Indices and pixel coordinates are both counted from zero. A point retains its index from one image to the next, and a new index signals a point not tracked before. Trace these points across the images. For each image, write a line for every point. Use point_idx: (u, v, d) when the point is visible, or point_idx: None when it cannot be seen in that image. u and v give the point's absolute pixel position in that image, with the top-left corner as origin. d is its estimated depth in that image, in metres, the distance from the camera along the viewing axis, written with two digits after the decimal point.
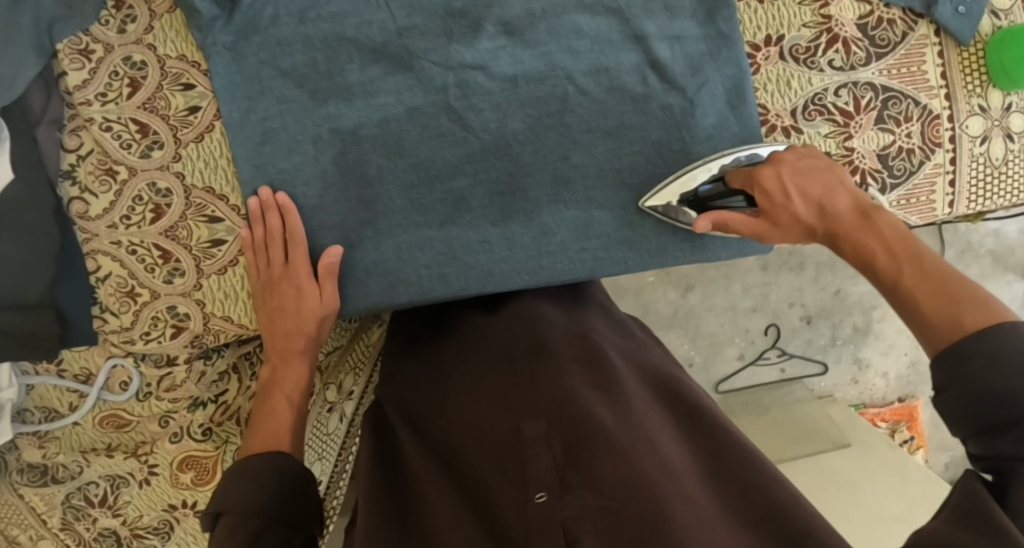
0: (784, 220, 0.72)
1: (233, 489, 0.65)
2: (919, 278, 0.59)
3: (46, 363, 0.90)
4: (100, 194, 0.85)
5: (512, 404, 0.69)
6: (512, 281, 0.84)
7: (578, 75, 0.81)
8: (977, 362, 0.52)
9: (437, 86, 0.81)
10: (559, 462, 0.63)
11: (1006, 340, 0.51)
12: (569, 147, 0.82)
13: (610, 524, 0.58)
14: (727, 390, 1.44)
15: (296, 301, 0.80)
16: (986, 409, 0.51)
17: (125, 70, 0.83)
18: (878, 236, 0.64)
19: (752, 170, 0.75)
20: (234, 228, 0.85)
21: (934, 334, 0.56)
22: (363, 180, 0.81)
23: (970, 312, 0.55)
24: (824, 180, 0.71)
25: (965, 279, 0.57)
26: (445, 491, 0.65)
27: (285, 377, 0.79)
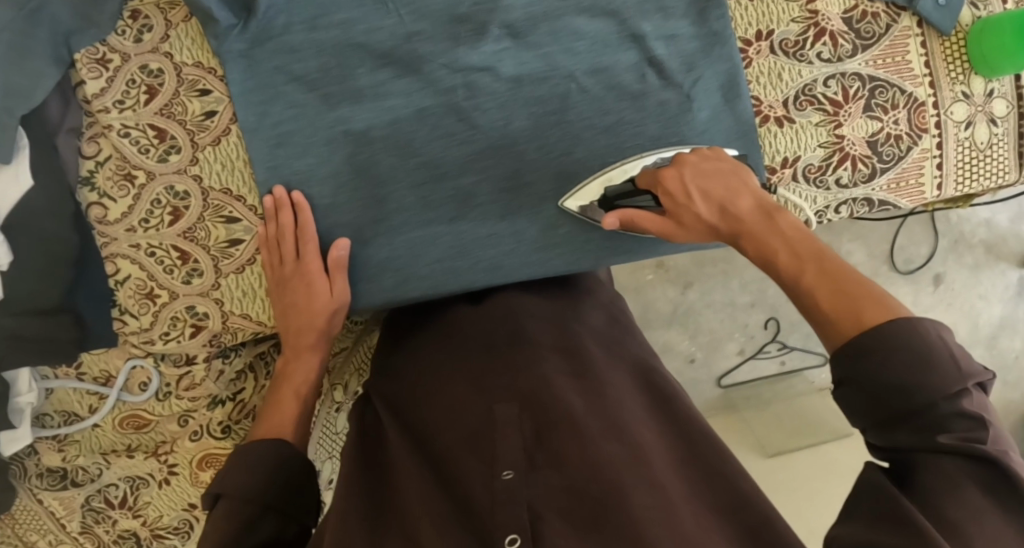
0: (688, 221, 0.71)
1: (233, 475, 0.69)
2: (821, 278, 0.62)
3: (66, 366, 0.92)
4: (118, 199, 0.87)
5: (487, 393, 0.75)
6: (521, 273, 0.85)
7: (579, 74, 0.83)
8: (874, 359, 0.56)
9: (444, 87, 0.81)
10: (528, 445, 0.69)
11: (901, 336, 0.56)
12: (572, 143, 0.83)
13: (568, 501, 0.64)
14: (729, 385, 1.48)
15: (307, 296, 0.81)
16: (886, 403, 0.57)
17: (142, 78, 0.86)
18: (769, 233, 0.66)
19: (660, 168, 0.74)
20: (251, 227, 0.87)
21: (837, 332, 0.59)
22: (374, 180, 0.83)
23: (869, 311, 0.58)
24: (726, 180, 0.71)
25: (866, 278, 0.61)
26: (420, 468, 0.71)
27: (293, 368, 0.83)
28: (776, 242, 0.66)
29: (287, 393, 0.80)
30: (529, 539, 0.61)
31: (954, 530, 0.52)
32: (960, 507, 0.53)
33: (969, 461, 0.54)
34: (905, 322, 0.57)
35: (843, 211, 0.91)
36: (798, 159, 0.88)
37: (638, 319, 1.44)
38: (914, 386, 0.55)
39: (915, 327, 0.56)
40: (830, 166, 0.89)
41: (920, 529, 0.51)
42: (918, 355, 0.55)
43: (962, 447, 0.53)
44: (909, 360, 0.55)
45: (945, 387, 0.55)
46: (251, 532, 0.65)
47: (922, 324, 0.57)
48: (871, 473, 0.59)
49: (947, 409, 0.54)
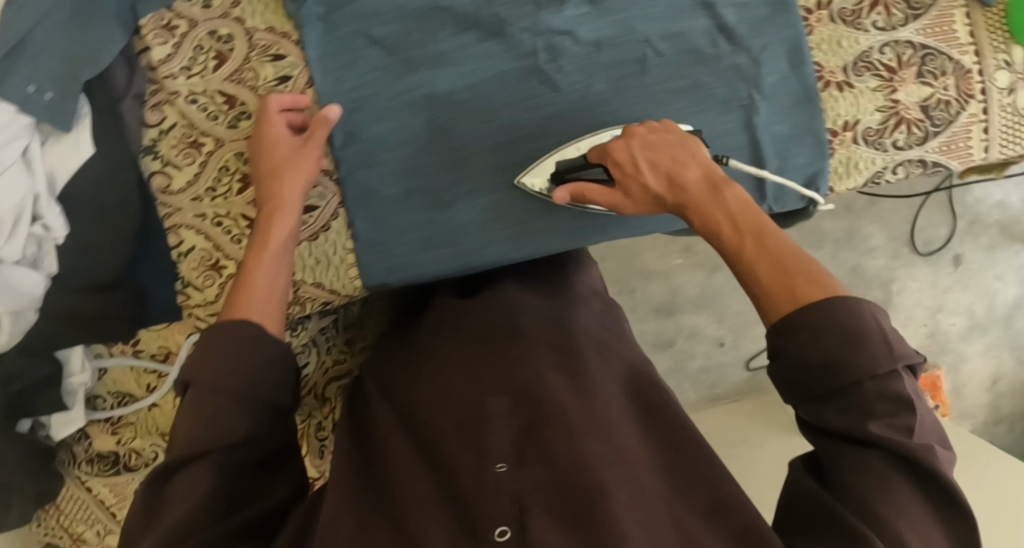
0: (632, 198, 0.73)
1: (202, 360, 0.65)
2: (758, 256, 0.64)
3: (123, 344, 0.91)
4: (183, 167, 0.85)
5: (480, 387, 0.75)
6: (601, 235, 0.86)
7: (655, 39, 0.85)
8: (803, 333, 0.59)
9: (526, 50, 0.82)
10: (519, 439, 0.68)
11: (825, 313, 0.59)
12: (649, 106, 0.85)
13: (554, 495, 0.64)
14: (757, 367, 1.51)
15: (292, 172, 0.77)
16: (812, 377, 0.59)
17: (211, 44, 0.84)
18: (702, 211, 0.68)
19: (606, 147, 0.74)
20: (325, 193, 0.83)
21: (772, 304, 0.62)
22: (455, 143, 0.82)
23: (807, 290, 0.61)
24: (675, 150, 0.71)
25: (805, 258, 0.63)
26: (413, 458, 0.71)
27: (255, 266, 0.73)
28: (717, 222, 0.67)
29: (252, 296, 0.71)
30: (518, 532, 0.61)
31: (888, 527, 0.54)
32: (886, 502, 0.55)
33: (890, 458, 0.56)
34: (839, 303, 0.59)
35: (899, 172, 0.94)
36: (857, 123, 0.92)
37: (667, 303, 1.46)
38: (841, 361, 0.58)
39: (845, 309, 0.59)
40: (886, 130, 0.92)
41: (854, 532, 0.54)
42: (845, 333, 0.58)
43: (883, 441, 0.55)
44: (837, 339, 0.58)
45: (873, 366, 0.57)
46: (212, 428, 0.63)
47: (854, 304, 0.59)
48: (797, 474, 0.62)
49: (873, 389, 0.57)
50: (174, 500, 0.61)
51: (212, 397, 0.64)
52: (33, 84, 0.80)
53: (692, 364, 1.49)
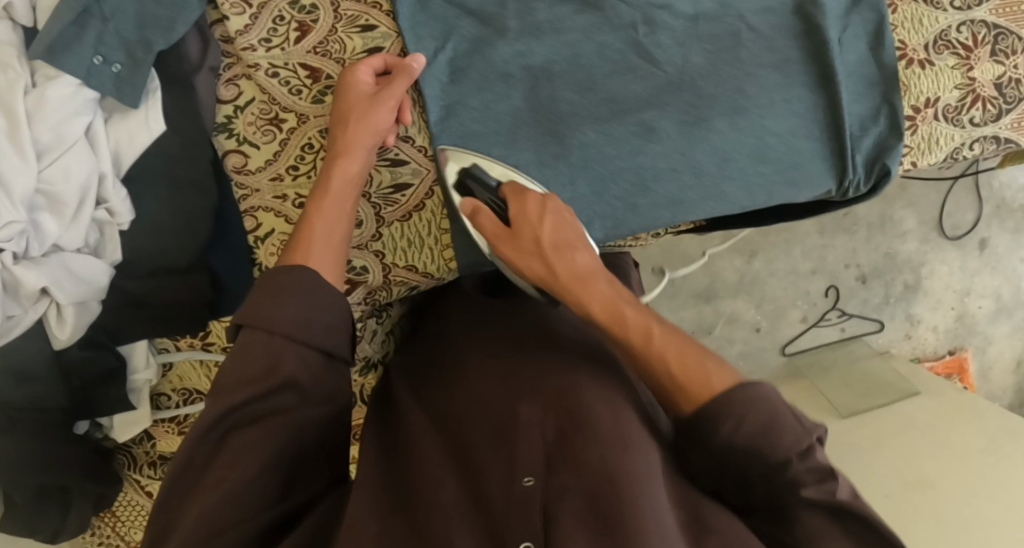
0: (534, 269, 0.70)
1: (254, 299, 0.63)
2: (667, 342, 0.61)
3: (192, 336, 0.88)
4: (262, 145, 0.81)
5: (514, 397, 0.67)
6: (700, 209, 0.84)
7: (749, 14, 0.84)
8: (728, 421, 0.55)
9: (625, 24, 0.81)
10: (550, 448, 0.60)
11: (743, 397, 0.56)
12: (744, 79, 0.83)
13: (588, 510, 0.54)
14: (793, 352, 1.51)
15: (362, 117, 0.74)
16: (745, 462, 0.56)
17: (292, 13, 0.78)
18: (606, 295, 0.65)
19: (519, 195, 0.72)
20: (419, 169, 0.80)
21: (688, 400, 0.58)
22: (554, 116, 0.81)
23: (719, 379, 0.58)
24: (568, 229, 0.70)
25: (708, 348, 0.61)
26: (438, 470, 0.63)
27: (309, 214, 0.71)
28: (623, 308, 0.64)
29: (313, 242, 0.69)
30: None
31: None
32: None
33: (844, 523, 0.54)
34: (743, 391, 0.56)
35: (975, 149, 0.97)
36: (938, 100, 0.93)
37: (705, 289, 1.47)
38: (765, 446, 0.55)
39: (756, 392, 0.56)
40: (963, 106, 0.94)
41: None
42: (764, 421, 0.55)
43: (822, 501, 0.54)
44: (759, 425, 0.55)
45: (796, 445, 0.54)
46: (273, 372, 0.61)
47: (767, 389, 0.56)
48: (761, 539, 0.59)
49: (802, 465, 0.54)
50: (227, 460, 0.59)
51: (261, 345, 0.61)
52: (99, 55, 0.74)
53: (731, 350, 1.49)
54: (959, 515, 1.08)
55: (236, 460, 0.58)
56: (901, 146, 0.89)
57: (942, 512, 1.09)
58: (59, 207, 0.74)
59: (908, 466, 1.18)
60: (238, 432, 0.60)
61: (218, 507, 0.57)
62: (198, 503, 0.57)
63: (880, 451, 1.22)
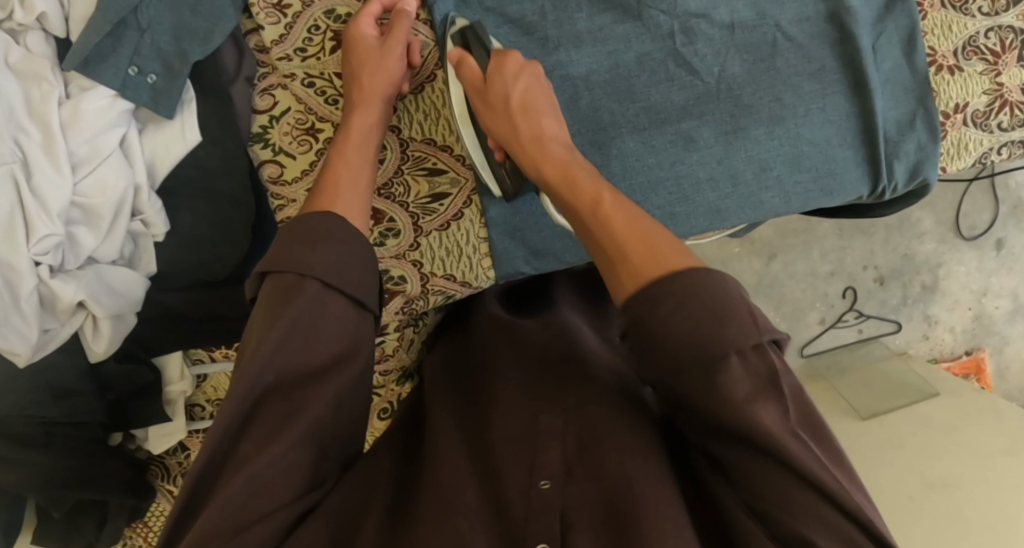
0: (499, 128, 0.69)
1: (281, 248, 0.61)
2: (617, 213, 0.59)
3: (228, 348, 0.87)
4: (297, 155, 0.80)
5: (534, 400, 0.69)
6: (737, 216, 0.87)
7: (785, 23, 0.85)
8: (669, 304, 0.52)
9: (663, 33, 0.83)
10: (569, 454, 0.63)
11: (686, 280, 0.53)
12: (781, 89, 0.85)
13: (599, 516, 0.58)
14: (810, 354, 1.53)
15: (376, 72, 0.73)
16: (689, 346, 0.51)
17: (328, 23, 0.79)
18: (561, 161, 0.65)
19: (502, 52, 0.71)
20: (457, 178, 0.80)
21: (629, 275, 0.55)
22: (595, 126, 0.82)
23: (667, 256, 0.55)
24: (544, 100, 0.70)
25: (654, 223, 0.58)
26: (458, 460, 0.65)
27: (335, 163, 0.68)
28: (577, 172, 0.64)
29: (341, 191, 0.66)
30: None
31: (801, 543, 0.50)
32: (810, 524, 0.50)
33: (803, 481, 0.50)
34: (697, 277, 0.53)
35: (1003, 153, 0.97)
36: (967, 105, 0.93)
37: None
38: (704, 342, 0.51)
39: (702, 278, 0.53)
40: (992, 112, 0.94)
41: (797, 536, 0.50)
42: (715, 307, 0.52)
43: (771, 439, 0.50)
44: (706, 307, 0.52)
45: (743, 340, 0.51)
46: (305, 324, 0.58)
47: (719, 280, 0.54)
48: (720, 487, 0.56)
49: (738, 367, 0.51)
50: (257, 431, 0.56)
51: (296, 295, 0.59)
52: (135, 66, 0.74)
53: None
54: (979, 515, 1.08)
55: (274, 436, 0.55)
56: (937, 150, 0.90)
57: (963, 516, 1.08)
58: (94, 221, 0.74)
59: (928, 467, 1.18)
60: (272, 403, 0.57)
61: (250, 492, 0.54)
62: (233, 483, 0.54)
63: (899, 454, 1.22)
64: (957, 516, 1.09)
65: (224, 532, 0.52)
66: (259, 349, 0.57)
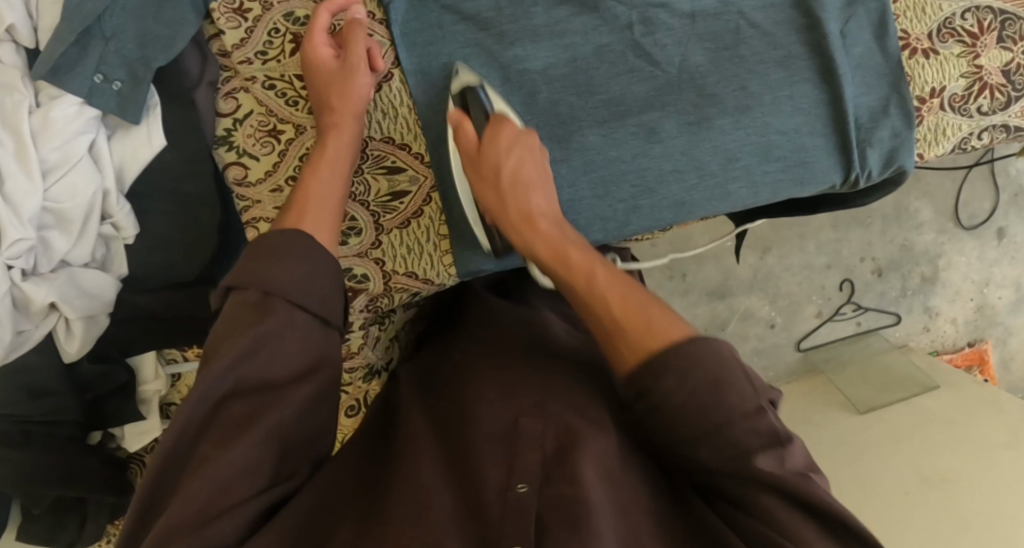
0: (490, 202, 0.71)
1: (247, 264, 0.61)
2: (611, 289, 0.62)
3: (197, 348, 0.90)
4: (260, 157, 0.82)
5: (512, 401, 0.65)
6: (704, 209, 0.86)
7: (749, 10, 0.84)
8: (671, 375, 0.55)
9: (622, 24, 0.83)
10: (549, 459, 0.59)
11: (682, 349, 0.55)
12: (746, 77, 0.84)
13: (573, 518, 0.53)
14: (808, 348, 1.51)
15: (342, 89, 0.75)
16: (700, 411, 0.54)
17: (287, 26, 0.81)
18: (554, 239, 0.67)
19: (498, 122, 0.72)
20: (416, 176, 0.82)
21: (628, 346, 0.58)
22: (555, 120, 0.82)
23: (658, 324, 0.58)
24: (538, 172, 0.71)
25: (652, 299, 0.60)
26: (429, 463, 0.62)
27: (309, 176, 0.70)
28: (570, 250, 0.66)
29: (311, 206, 0.67)
30: None
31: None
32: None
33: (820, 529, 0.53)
34: (693, 345, 0.55)
35: (984, 138, 0.95)
36: (944, 89, 0.91)
37: (719, 286, 1.47)
38: (708, 404, 0.54)
39: (704, 349, 0.55)
40: (971, 95, 0.92)
41: None
42: (712, 376, 0.54)
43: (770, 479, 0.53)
44: (706, 378, 0.54)
45: (745, 405, 0.54)
46: (269, 339, 0.59)
47: (716, 347, 0.56)
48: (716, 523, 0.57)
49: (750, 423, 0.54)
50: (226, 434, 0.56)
51: (266, 312, 0.59)
52: (100, 74, 0.76)
53: (747, 346, 1.49)
54: (977, 510, 1.04)
55: (236, 437, 0.56)
56: (912, 136, 0.89)
57: (963, 510, 1.04)
58: (66, 225, 0.76)
59: (926, 462, 1.15)
60: (234, 404, 0.58)
61: (212, 489, 0.54)
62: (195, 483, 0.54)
63: (896, 448, 1.20)
64: (953, 509, 1.05)
65: (185, 528, 0.52)
66: (220, 358, 0.57)
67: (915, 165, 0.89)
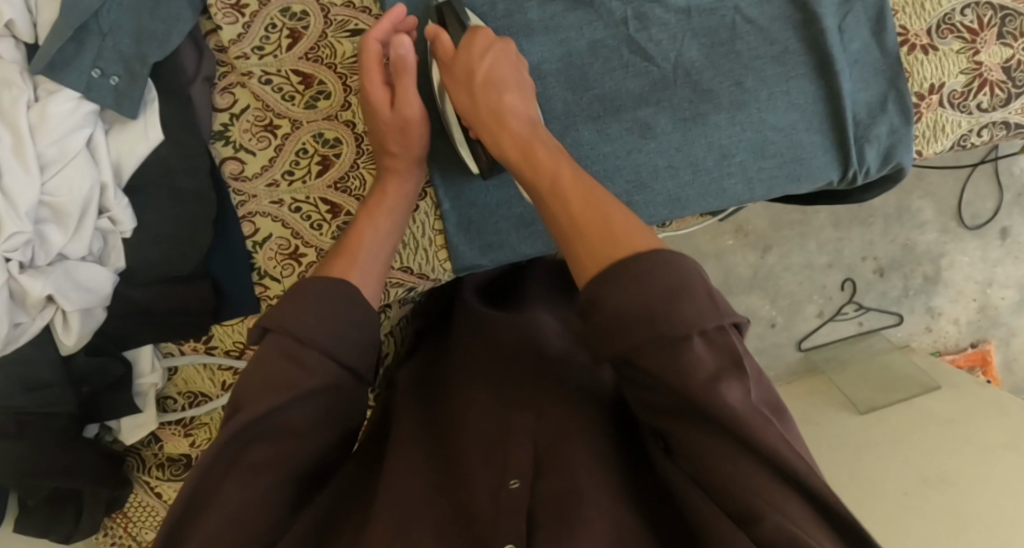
0: (462, 100, 0.73)
1: (289, 310, 0.60)
2: (573, 189, 0.61)
3: (195, 341, 0.90)
4: (257, 152, 0.83)
5: (504, 403, 0.67)
6: (698, 205, 0.86)
7: (744, 5, 0.84)
8: (629, 281, 0.52)
9: (616, 20, 0.83)
10: (541, 453, 0.60)
11: (641, 255, 0.53)
12: (742, 73, 0.84)
13: (565, 509, 0.54)
14: (809, 347, 1.50)
15: (405, 141, 0.77)
16: (649, 316, 0.51)
17: (283, 22, 0.81)
18: (522, 140, 0.68)
19: (473, 31, 0.74)
20: None
21: (588, 251, 0.56)
22: (549, 116, 0.83)
23: (623, 235, 0.56)
24: (511, 73, 0.73)
25: (615, 202, 0.59)
26: (423, 468, 0.63)
27: (361, 224, 0.73)
28: (535, 148, 0.66)
29: (356, 260, 0.68)
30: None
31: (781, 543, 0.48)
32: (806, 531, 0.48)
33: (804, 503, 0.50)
34: (655, 256, 0.53)
35: (984, 135, 0.94)
36: (944, 86, 0.90)
37: (719, 285, 1.47)
38: (665, 320, 0.51)
39: (662, 259, 0.53)
40: (970, 92, 0.91)
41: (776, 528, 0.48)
42: (670, 285, 0.51)
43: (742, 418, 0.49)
44: (665, 287, 0.51)
45: (704, 320, 0.51)
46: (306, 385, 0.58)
47: (691, 267, 0.53)
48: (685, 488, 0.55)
49: (703, 348, 0.51)
50: (246, 468, 0.56)
51: (302, 363, 0.58)
52: (97, 68, 0.76)
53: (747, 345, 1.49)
54: (977, 512, 1.03)
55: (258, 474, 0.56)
56: (910, 133, 0.88)
57: (962, 511, 1.04)
58: (63, 219, 0.76)
59: (926, 463, 1.14)
60: (256, 447, 0.57)
61: (229, 524, 0.54)
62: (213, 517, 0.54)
63: (895, 448, 1.19)
64: (954, 511, 1.04)
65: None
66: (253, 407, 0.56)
67: (912, 161, 0.89)
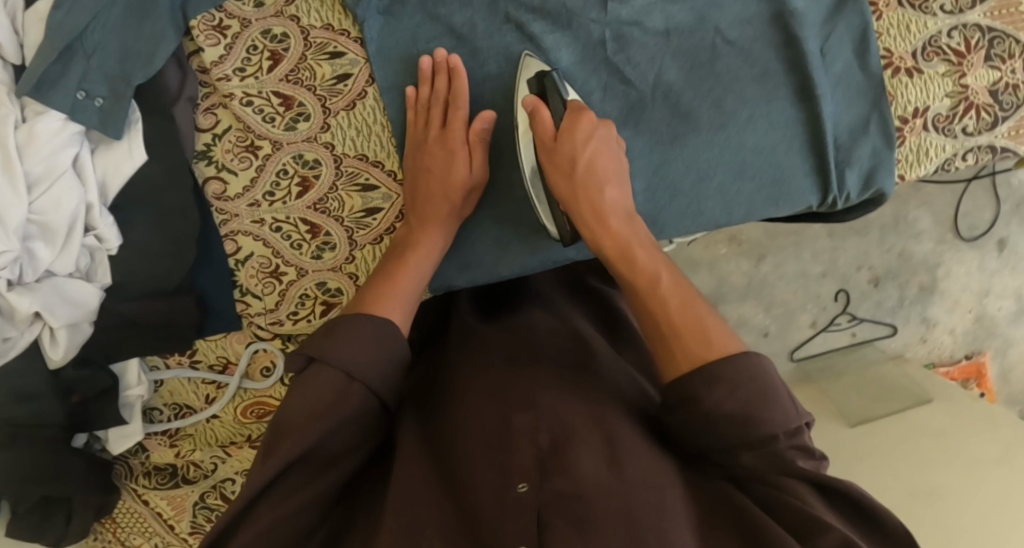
0: (560, 185, 0.75)
1: (340, 346, 0.65)
2: (672, 291, 0.67)
3: (180, 355, 0.92)
4: (240, 172, 0.85)
5: (503, 402, 0.68)
6: (675, 227, 0.87)
7: (724, 27, 0.83)
8: (723, 387, 0.60)
9: (595, 41, 0.83)
10: (543, 455, 0.62)
11: (741, 368, 0.60)
12: (722, 95, 0.84)
13: (574, 515, 0.57)
14: (802, 358, 1.50)
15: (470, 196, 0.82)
16: (745, 428, 0.59)
17: (264, 44, 0.82)
18: (621, 238, 0.72)
19: (576, 113, 0.74)
20: (389, 194, 0.86)
21: (687, 354, 0.63)
22: None
23: (719, 342, 0.62)
24: (613, 162, 0.75)
25: (708, 311, 0.65)
26: (428, 468, 0.65)
27: (410, 259, 0.78)
28: (636, 252, 0.70)
29: (392, 298, 0.73)
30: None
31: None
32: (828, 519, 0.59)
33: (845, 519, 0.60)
34: (748, 362, 0.61)
35: (969, 159, 0.93)
36: (928, 109, 0.90)
37: (713, 294, 1.47)
38: (755, 415, 0.59)
39: (752, 362, 0.61)
40: (956, 115, 0.90)
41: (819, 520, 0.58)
42: (761, 391, 0.60)
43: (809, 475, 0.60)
44: (755, 390, 0.60)
45: (787, 421, 0.59)
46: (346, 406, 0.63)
47: (761, 362, 0.61)
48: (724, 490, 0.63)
49: (783, 443, 0.59)
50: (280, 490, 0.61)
51: (347, 395, 0.64)
52: (83, 90, 0.78)
53: None
54: (964, 529, 1.03)
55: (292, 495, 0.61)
56: (891, 159, 0.88)
57: (949, 528, 1.04)
58: (51, 235, 0.78)
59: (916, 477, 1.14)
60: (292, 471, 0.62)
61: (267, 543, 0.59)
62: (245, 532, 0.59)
63: (886, 461, 1.19)
64: (939, 528, 1.04)
65: None
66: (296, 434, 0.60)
67: (894, 186, 0.88)
